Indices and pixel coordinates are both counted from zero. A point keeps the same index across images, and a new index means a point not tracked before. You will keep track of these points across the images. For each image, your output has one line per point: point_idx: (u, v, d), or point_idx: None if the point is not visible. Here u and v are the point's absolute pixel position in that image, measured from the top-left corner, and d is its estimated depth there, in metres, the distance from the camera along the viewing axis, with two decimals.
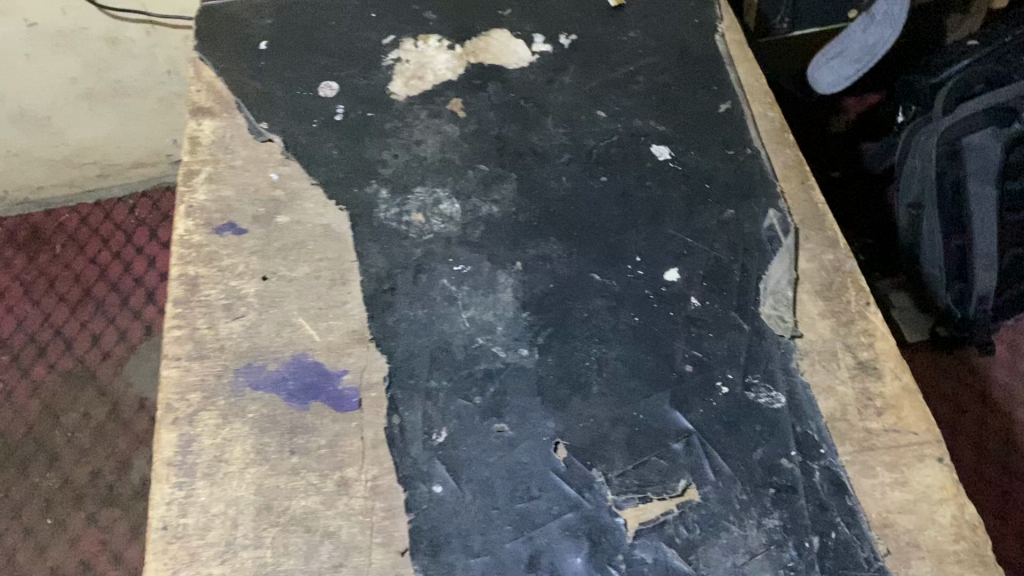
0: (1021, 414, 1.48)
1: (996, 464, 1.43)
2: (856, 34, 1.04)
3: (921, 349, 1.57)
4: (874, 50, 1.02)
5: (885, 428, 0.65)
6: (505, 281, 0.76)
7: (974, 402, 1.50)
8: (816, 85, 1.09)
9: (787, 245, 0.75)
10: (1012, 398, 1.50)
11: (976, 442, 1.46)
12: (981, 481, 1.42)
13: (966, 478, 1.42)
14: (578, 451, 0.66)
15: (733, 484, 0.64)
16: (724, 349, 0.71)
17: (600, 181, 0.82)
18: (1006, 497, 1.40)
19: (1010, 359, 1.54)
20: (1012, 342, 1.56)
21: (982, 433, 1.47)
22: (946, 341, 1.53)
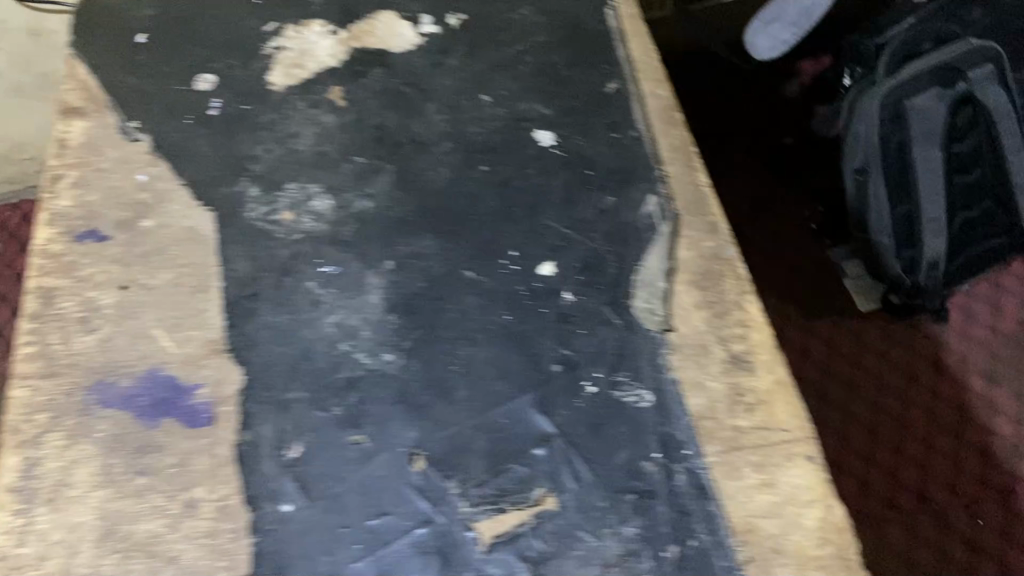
0: (974, 381, 1.45)
1: (949, 435, 1.40)
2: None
3: (874, 316, 1.52)
4: (811, 13, 1.10)
5: (755, 425, 0.62)
6: (374, 282, 0.72)
7: (926, 369, 1.46)
8: (754, 50, 1.13)
9: (663, 233, 0.72)
10: (965, 366, 1.47)
11: (928, 410, 1.42)
12: (932, 451, 1.38)
13: (919, 450, 1.38)
14: (435, 462, 0.63)
15: (594, 491, 0.61)
16: (593, 347, 0.67)
17: (480, 171, 0.78)
18: (957, 467, 1.37)
19: (963, 325, 1.51)
20: (965, 309, 1.53)
21: (935, 403, 1.43)
22: (900, 309, 1.48)
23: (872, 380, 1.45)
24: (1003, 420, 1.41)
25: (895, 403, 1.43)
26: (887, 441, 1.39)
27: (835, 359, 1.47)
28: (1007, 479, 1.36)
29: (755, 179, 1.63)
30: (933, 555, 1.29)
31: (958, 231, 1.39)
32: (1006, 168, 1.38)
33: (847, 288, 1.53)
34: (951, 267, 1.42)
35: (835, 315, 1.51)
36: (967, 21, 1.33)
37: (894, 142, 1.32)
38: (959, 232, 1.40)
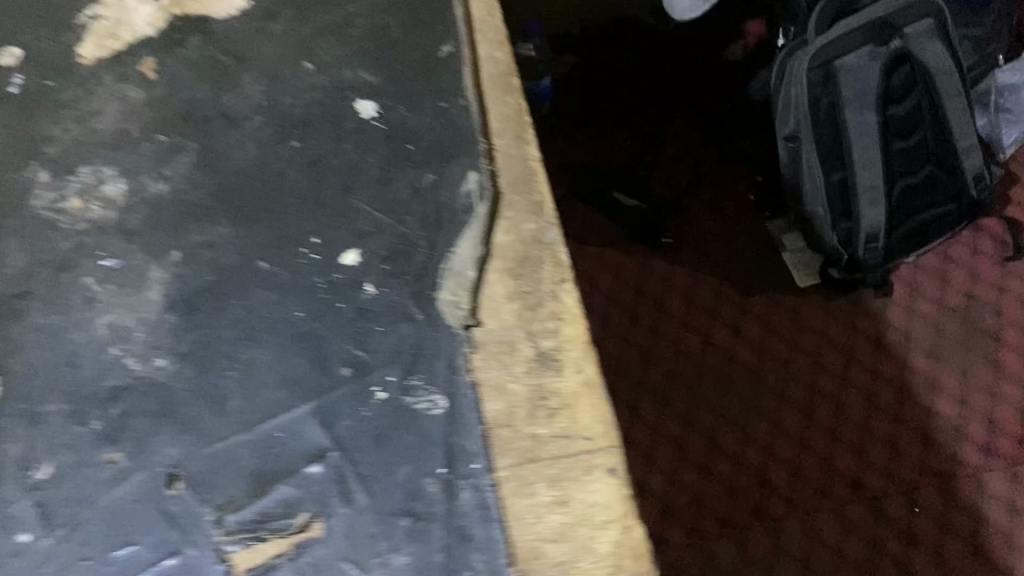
0: (917, 359, 1.22)
1: (885, 420, 1.18)
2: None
3: (811, 295, 1.28)
4: None
5: (554, 434, 0.55)
6: (157, 276, 0.65)
7: (867, 345, 1.24)
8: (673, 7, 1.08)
9: (480, 214, 0.64)
10: (908, 342, 1.24)
11: (867, 391, 1.20)
12: (870, 436, 1.17)
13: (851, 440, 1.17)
14: (195, 483, 0.56)
15: (365, 515, 0.53)
16: (390, 346, 0.59)
17: (290, 147, 0.70)
18: (893, 456, 1.16)
19: (909, 301, 1.27)
20: (912, 281, 1.28)
21: (872, 384, 1.21)
22: (841, 285, 1.26)
23: (807, 359, 1.23)
24: (946, 401, 1.19)
25: (831, 384, 1.21)
26: (821, 426, 1.18)
27: (766, 337, 1.25)
28: (950, 464, 1.15)
29: (693, 145, 1.40)
30: (865, 549, 1.10)
31: (897, 202, 1.19)
32: (951, 125, 1.16)
33: (784, 262, 1.31)
34: (892, 240, 1.21)
35: (769, 291, 1.29)
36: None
37: (823, 107, 1.13)
38: (899, 204, 1.19)
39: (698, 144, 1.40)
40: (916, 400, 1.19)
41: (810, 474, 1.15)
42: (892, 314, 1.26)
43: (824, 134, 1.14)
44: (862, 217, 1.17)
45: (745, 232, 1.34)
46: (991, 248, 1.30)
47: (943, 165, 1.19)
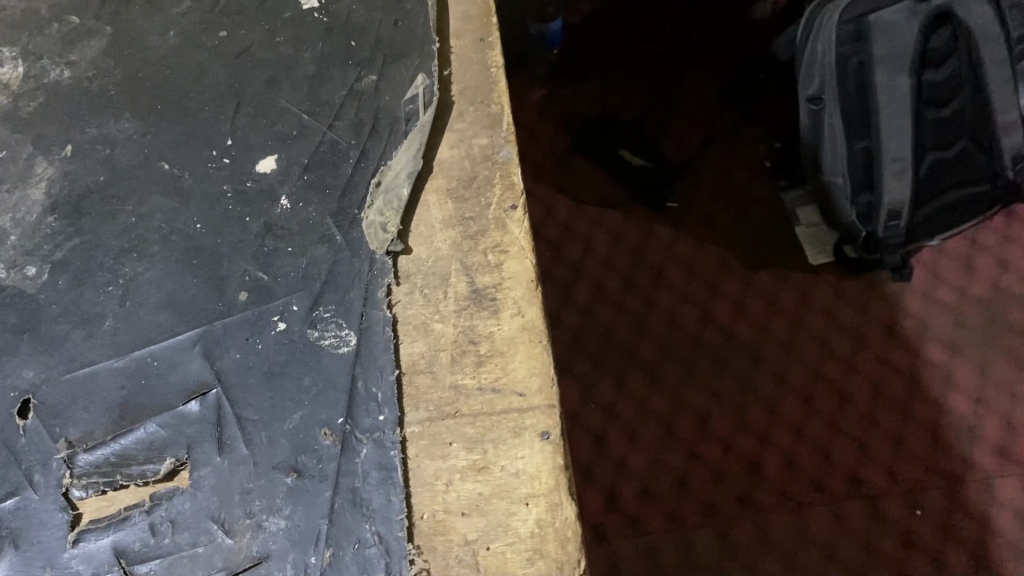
0: (933, 350, 1.04)
1: (893, 412, 1.01)
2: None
3: (824, 274, 1.10)
4: None
5: (480, 386, 0.45)
6: (43, 172, 0.55)
7: (878, 330, 1.06)
8: None
9: (424, 124, 0.53)
10: (925, 332, 1.05)
11: (876, 380, 1.03)
12: (875, 430, 1.00)
13: (852, 432, 1.00)
14: (47, 413, 0.46)
15: (242, 467, 0.44)
16: (298, 270, 0.49)
17: (217, 38, 0.60)
18: (898, 451, 0.99)
19: (928, 288, 1.08)
20: (935, 269, 1.09)
21: (882, 371, 1.03)
22: (855, 264, 1.08)
23: (812, 339, 1.06)
24: (961, 398, 1.02)
25: (836, 369, 1.04)
26: (821, 414, 1.01)
27: (768, 313, 1.07)
28: (960, 466, 0.98)
29: (708, 104, 1.20)
30: (860, 553, 0.94)
31: (923, 180, 0.96)
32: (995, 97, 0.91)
33: (798, 237, 1.12)
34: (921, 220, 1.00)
35: (777, 266, 1.10)
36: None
37: (851, 67, 0.91)
38: (926, 184, 0.96)
39: (714, 106, 1.20)
40: (930, 393, 1.02)
41: (806, 466, 0.98)
42: (909, 301, 1.07)
43: (851, 98, 0.93)
44: (885, 192, 0.96)
45: (760, 204, 1.14)
46: None
47: (982, 144, 0.94)
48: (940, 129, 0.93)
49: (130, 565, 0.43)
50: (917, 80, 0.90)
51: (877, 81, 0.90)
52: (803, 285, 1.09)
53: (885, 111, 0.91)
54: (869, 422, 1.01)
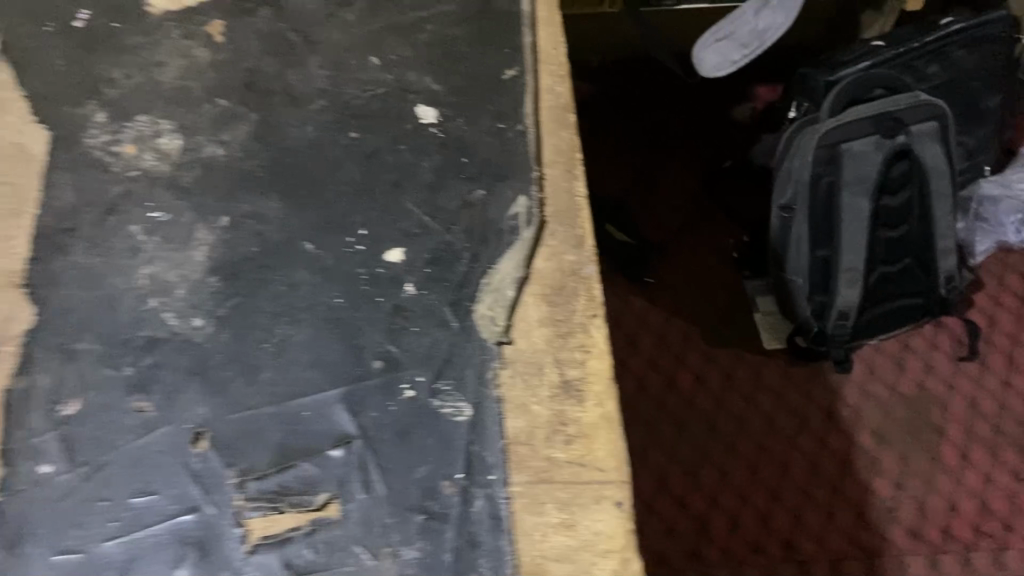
0: (863, 436, 1.20)
1: (825, 487, 1.16)
2: (748, 18, 1.20)
3: (777, 358, 1.26)
4: (763, 35, 1.21)
5: (569, 459, 0.57)
6: (204, 237, 0.66)
7: (818, 414, 1.22)
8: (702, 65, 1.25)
9: (526, 238, 0.66)
10: (858, 420, 1.21)
11: (813, 458, 1.18)
12: (809, 503, 1.15)
13: (788, 502, 1.15)
14: (220, 445, 0.57)
15: (382, 505, 0.55)
16: (422, 348, 0.62)
17: (349, 137, 0.72)
18: (826, 523, 1.14)
19: (864, 381, 1.24)
20: (872, 366, 1.25)
21: (818, 451, 1.19)
22: (807, 353, 1.23)
23: (761, 417, 1.21)
24: (884, 482, 1.16)
25: (779, 445, 1.19)
26: (764, 484, 1.16)
27: (724, 389, 1.23)
28: (879, 542, 1.12)
29: (687, 195, 1.38)
30: None
31: (873, 286, 1.17)
32: (935, 219, 1.14)
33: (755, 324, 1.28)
34: (864, 321, 1.20)
35: (737, 346, 1.27)
36: (921, 74, 1.13)
37: (822, 185, 1.09)
38: (875, 288, 1.18)
39: (692, 197, 1.38)
40: (857, 474, 1.17)
41: (746, 528, 1.13)
42: (846, 391, 1.23)
43: (819, 214, 1.11)
44: (838, 295, 1.15)
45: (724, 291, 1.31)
46: (948, 346, 1.27)
47: (921, 260, 1.17)
48: (881, 247, 1.15)
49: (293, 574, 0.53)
50: (874, 205, 1.10)
51: (841, 202, 1.10)
52: (758, 365, 1.25)
53: (844, 228, 1.11)
54: (803, 494, 1.16)
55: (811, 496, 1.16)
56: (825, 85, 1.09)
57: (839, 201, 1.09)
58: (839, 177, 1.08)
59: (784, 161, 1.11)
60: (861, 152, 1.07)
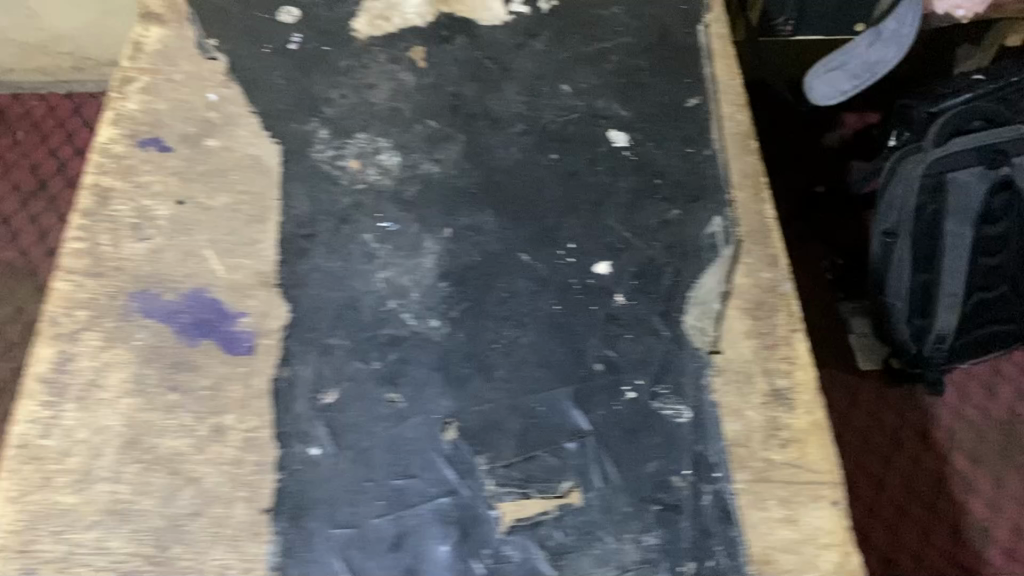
0: (959, 458, 1.19)
1: (919, 505, 1.16)
2: (859, 49, 1.12)
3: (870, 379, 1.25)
4: (874, 68, 1.12)
5: (786, 461, 0.63)
6: (431, 246, 0.73)
7: (913, 434, 1.21)
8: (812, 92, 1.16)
9: (725, 255, 0.72)
10: (953, 441, 1.20)
11: (908, 476, 1.18)
12: (905, 520, 1.15)
13: (884, 518, 1.15)
14: (468, 435, 0.63)
15: (620, 494, 0.61)
16: (639, 353, 0.67)
17: (549, 158, 0.78)
18: (923, 540, 1.13)
19: (956, 403, 1.23)
20: (964, 387, 1.25)
21: (913, 469, 1.18)
22: (900, 374, 1.21)
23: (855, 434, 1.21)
24: (979, 503, 1.16)
25: (874, 462, 1.19)
26: (859, 500, 1.16)
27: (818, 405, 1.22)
28: (976, 561, 1.12)
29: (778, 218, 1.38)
30: None
31: (973, 310, 1.16)
32: None
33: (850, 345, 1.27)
34: (961, 344, 1.18)
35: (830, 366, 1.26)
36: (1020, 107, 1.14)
37: (926, 213, 1.12)
38: (974, 313, 1.16)
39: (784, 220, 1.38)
40: (953, 494, 1.17)
41: None
42: (939, 413, 1.22)
43: (922, 240, 1.13)
44: (937, 319, 1.15)
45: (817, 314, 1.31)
46: None
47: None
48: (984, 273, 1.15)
49: (547, 553, 0.59)
50: (977, 233, 1.12)
51: (944, 230, 1.12)
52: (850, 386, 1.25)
53: (947, 254, 1.12)
54: (899, 512, 1.15)
55: (907, 513, 1.15)
56: (927, 118, 1.14)
57: (943, 229, 1.12)
58: (943, 206, 1.11)
59: (886, 189, 1.14)
60: (965, 184, 1.10)
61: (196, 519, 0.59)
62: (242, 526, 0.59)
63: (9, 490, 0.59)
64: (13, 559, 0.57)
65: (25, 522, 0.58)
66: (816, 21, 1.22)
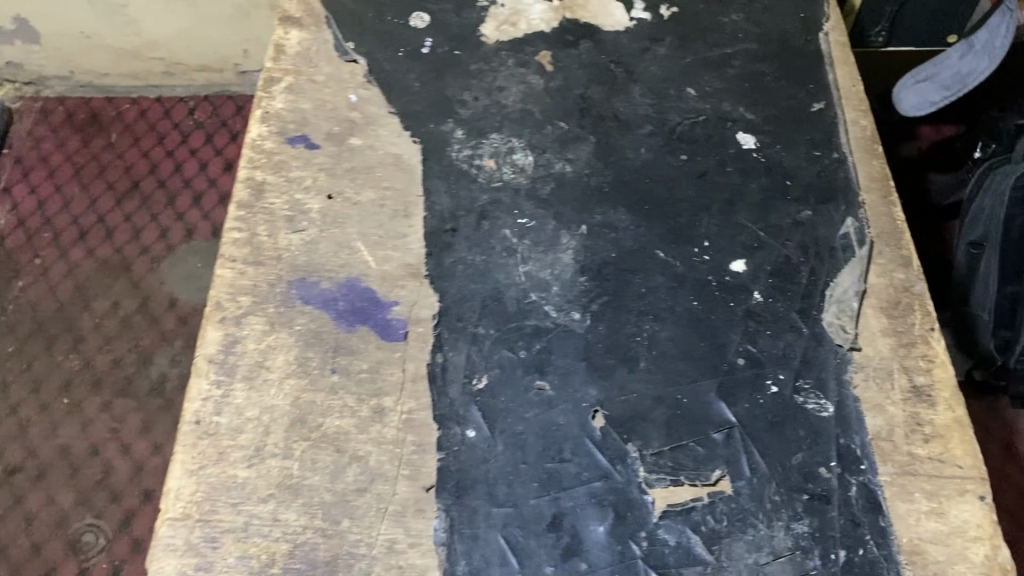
0: None
1: (1006, 517, 1.10)
2: (950, 60, 0.99)
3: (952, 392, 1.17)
4: (965, 80, 0.98)
5: (930, 455, 0.64)
6: (568, 242, 0.75)
7: (998, 446, 1.15)
8: (899, 104, 1.04)
9: (861, 256, 0.74)
10: None
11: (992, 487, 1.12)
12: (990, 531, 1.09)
13: None
14: (616, 423, 0.65)
15: (768, 483, 0.63)
16: (779, 349, 0.69)
17: (679, 159, 0.80)
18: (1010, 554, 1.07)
19: None
20: None
21: (999, 480, 1.12)
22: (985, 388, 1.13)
23: None
24: None
25: None
26: None
27: None
28: None
29: None
30: None
31: None
32: None
33: None
34: None
35: None
36: None
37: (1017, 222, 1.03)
38: None
39: None
40: None
41: None
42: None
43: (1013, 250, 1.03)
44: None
45: None
46: None
47: None
48: None
49: (699, 537, 0.62)
50: None
51: None
52: None
53: None
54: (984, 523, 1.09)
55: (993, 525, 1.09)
56: (1016, 131, 1.11)
57: None
58: None
59: (976, 199, 1.09)
60: None
61: (363, 495, 0.62)
62: (406, 501, 0.62)
63: (187, 462, 0.63)
64: (197, 527, 0.60)
65: (204, 493, 0.62)
66: (910, 31, 1.18)
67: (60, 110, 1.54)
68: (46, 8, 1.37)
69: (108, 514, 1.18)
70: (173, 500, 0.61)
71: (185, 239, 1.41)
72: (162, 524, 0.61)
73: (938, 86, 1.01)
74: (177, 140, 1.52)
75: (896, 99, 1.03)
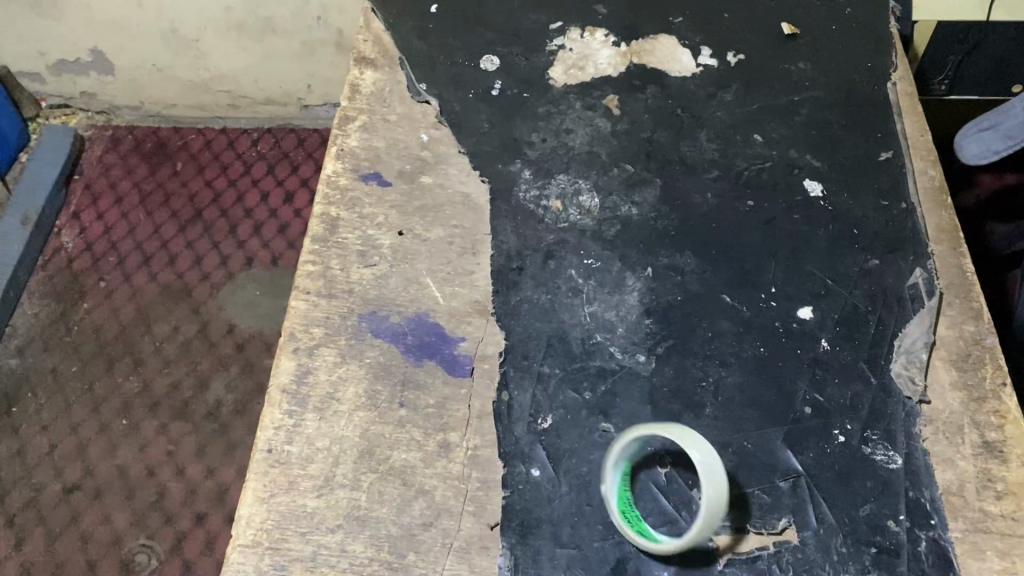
0: None
1: None
2: (1015, 110, 0.96)
3: None
4: None
5: (1002, 513, 0.64)
6: (633, 284, 0.75)
7: None
8: (963, 151, 1.03)
9: (930, 306, 0.73)
10: None
11: None
12: None
13: None
14: (681, 468, 0.65)
15: (835, 535, 0.63)
16: (847, 399, 0.69)
17: (746, 206, 0.80)
18: None
19: None
20: None
21: None
22: None
23: None
24: None
25: None
26: None
27: None
28: None
29: None
30: None
31: None
32: None
33: None
34: None
35: None
36: None
37: None
38: None
39: None
40: None
41: None
42: None
43: None
44: None
45: None
46: None
47: None
48: None
49: None
50: None
51: None
52: None
53: None
54: None
55: None
56: None
57: None
58: None
59: None
60: None
61: (429, 530, 0.63)
62: (470, 538, 0.63)
63: (258, 489, 0.64)
64: (266, 555, 0.62)
65: (273, 521, 0.63)
66: (973, 79, 1.17)
67: (129, 138, 1.60)
68: (121, 41, 1.42)
69: (161, 536, 1.19)
70: (243, 528, 0.63)
71: (245, 267, 1.45)
72: (232, 550, 0.62)
73: (1003, 135, 0.98)
74: (240, 171, 1.56)
75: (958, 147, 1.02)
